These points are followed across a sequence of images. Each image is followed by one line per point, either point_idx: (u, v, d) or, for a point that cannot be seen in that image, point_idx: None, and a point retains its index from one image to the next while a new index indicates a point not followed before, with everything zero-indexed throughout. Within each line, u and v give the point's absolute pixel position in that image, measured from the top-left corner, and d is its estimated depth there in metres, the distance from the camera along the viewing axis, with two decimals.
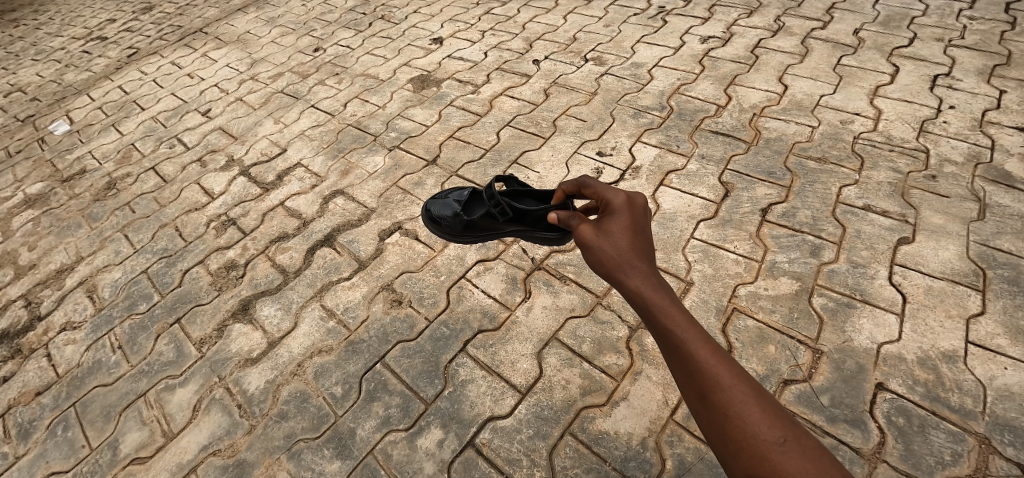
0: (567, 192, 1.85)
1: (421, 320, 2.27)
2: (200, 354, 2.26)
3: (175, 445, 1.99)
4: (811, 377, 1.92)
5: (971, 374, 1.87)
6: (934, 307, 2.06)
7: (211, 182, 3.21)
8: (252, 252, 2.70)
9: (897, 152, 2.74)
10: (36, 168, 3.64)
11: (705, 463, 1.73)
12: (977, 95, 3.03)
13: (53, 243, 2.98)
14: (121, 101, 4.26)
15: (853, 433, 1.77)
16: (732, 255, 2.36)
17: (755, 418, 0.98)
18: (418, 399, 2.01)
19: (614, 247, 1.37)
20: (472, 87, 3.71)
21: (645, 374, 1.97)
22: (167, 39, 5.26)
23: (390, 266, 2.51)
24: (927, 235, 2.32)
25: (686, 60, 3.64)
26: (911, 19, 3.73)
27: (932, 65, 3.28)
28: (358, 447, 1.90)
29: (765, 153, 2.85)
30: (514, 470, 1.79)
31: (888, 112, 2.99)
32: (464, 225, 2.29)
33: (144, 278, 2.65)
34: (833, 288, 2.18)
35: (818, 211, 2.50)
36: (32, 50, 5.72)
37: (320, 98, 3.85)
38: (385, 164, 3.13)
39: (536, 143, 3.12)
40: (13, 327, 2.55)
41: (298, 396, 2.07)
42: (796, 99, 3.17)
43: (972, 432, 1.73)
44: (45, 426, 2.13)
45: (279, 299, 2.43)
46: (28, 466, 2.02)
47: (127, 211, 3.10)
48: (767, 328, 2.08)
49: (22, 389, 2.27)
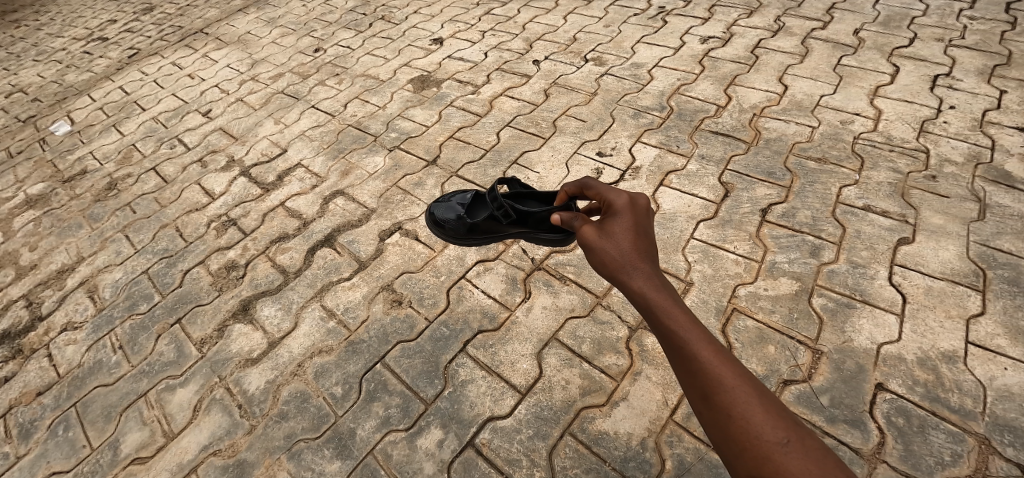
0: (569, 193, 1.85)
1: (421, 321, 2.27)
2: (200, 354, 2.27)
3: (175, 445, 1.99)
4: (810, 377, 1.92)
5: (971, 375, 1.87)
6: (934, 307, 2.07)
7: (211, 183, 3.21)
8: (252, 252, 2.71)
9: (897, 152, 2.74)
10: (37, 168, 3.65)
11: (704, 464, 1.73)
12: (977, 95, 3.03)
13: (54, 243, 2.98)
14: (122, 102, 4.27)
15: (853, 434, 1.77)
16: (731, 255, 2.37)
17: (758, 418, 0.98)
18: (418, 399, 2.01)
19: (616, 249, 1.37)
20: (472, 87, 3.71)
21: (645, 375, 1.97)
22: (168, 40, 5.27)
23: (390, 266, 2.51)
24: (927, 235, 2.32)
25: (686, 60, 3.64)
26: (912, 19, 3.73)
27: (933, 65, 3.28)
28: (358, 447, 1.91)
29: (765, 153, 2.85)
30: (514, 470, 1.79)
31: (888, 112, 2.99)
32: (467, 228, 2.29)
33: (144, 278, 2.66)
34: (833, 288, 2.18)
35: (818, 211, 2.50)
36: (33, 51, 5.73)
37: (320, 98, 3.86)
38: (385, 164, 3.13)
39: (536, 143, 3.13)
40: (14, 327, 2.55)
41: (299, 396, 2.08)
42: (796, 99, 3.17)
43: (972, 432, 1.73)
44: (46, 426, 2.13)
45: (279, 299, 2.44)
46: (29, 466, 2.02)
47: (128, 211, 3.10)
48: (767, 328, 2.08)
49: (23, 389, 2.28)
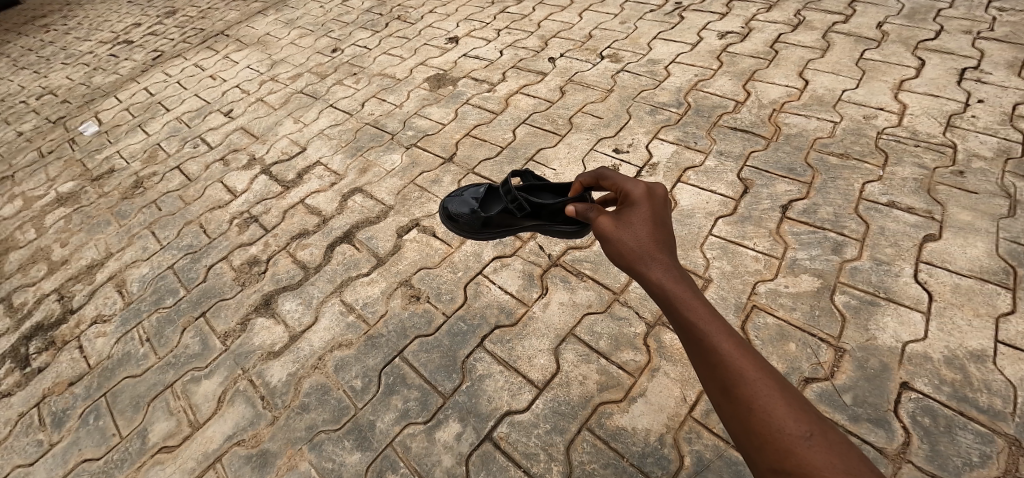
0: (584, 184, 1.83)
1: (438, 315, 2.29)
2: (223, 347, 2.32)
3: (200, 435, 2.05)
4: (832, 376, 1.89)
5: (1001, 375, 1.82)
6: (961, 306, 2.02)
7: (233, 181, 3.27)
8: (273, 248, 2.75)
9: (922, 148, 2.68)
10: (67, 168, 3.75)
11: (724, 461, 1.72)
12: (1007, 89, 2.94)
13: (83, 240, 3.07)
14: (148, 103, 4.38)
15: (877, 433, 1.73)
16: (751, 252, 2.34)
17: (780, 411, 0.97)
18: (435, 393, 2.03)
19: (635, 239, 1.36)
20: (487, 85, 3.72)
21: (663, 371, 1.96)
22: (189, 42, 5.40)
23: (407, 263, 2.53)
24: (954, 232, 2.27)
25: (703, 56, 3.60)
26: (937, 12, 3.64)
27: (959, 58, 3.20)
28: (377, 440, 1.93)
29: (785, 149, 2.81)
30: (531, 465, 1.80)
31: (913, 107, 2.92)
32: (482, 223, 2.30)
33: (169, 274, 2.73)
34: (856, 286, 2.14)
35: (840, 208, 2.45)
36: (62, 54, 5.90)
37: (338, 97, 3.91)
38: (402, 162, 3.16)
39: (552, 140, 3.13)
40: (47, 320, 2.64)
41: (319, 388, 2.11)
42: (817, 94, 3.12)
43: (1002, 434, 1.69)
44: (77, 415, 2.20)
45: (300, 294, 2.48)
46: (62, 453, 2.09)
47: (153, 209, 3.18)
48: (788, 325, 2.05)
49: (56, 379, 2.36)
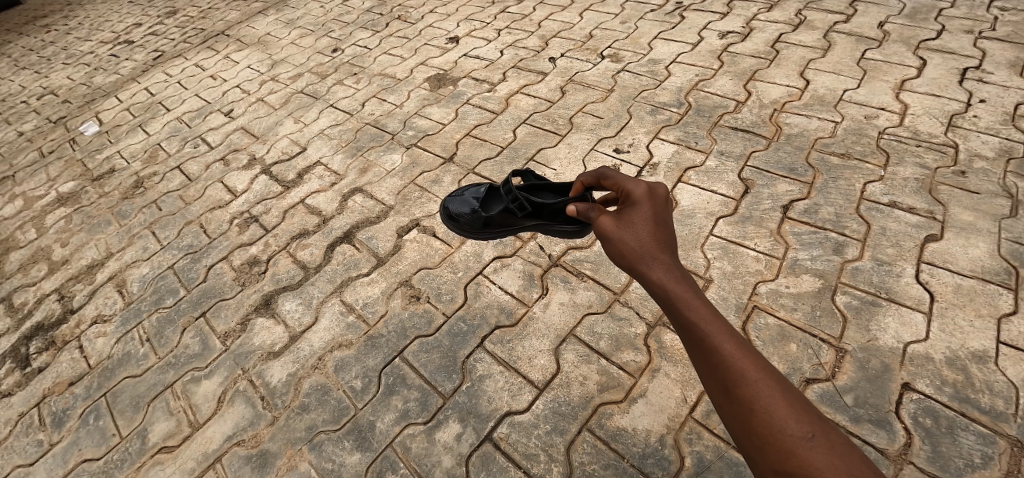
0: (584, 183, 1.83)
1: (438, 316, 2.28)
2: (223, 347, 2.32)
3: (200, 435, 2.04)
4: (833, 376, 1.89)
5: (1003, 376, 1.81)
6: (963, 306, 2.01)
7: (233, 181, 3.27)
8: (273, 248, 2.75)
9: (924, 147, 2.67)
10: (67, 168, 3.75)
11: (724, 462, 1.71)
12: (1008, 89, 2.93)
13: (84, 240, 3.07)
14: (148, 102, 4.38)
15: (878, 434, 1.73)
16: (752, 253, 2.33)
17: (781, 412, 0.97)
18: (435, 393, 2.02)
19: (636, 239, 1.36)
20: (488, 85, 3.72)
21: (663, 371, 1.96)
22: (190, 42, 5.40)
23: (407, 263, 2.53)
24: (955, 233, 2.26)
25: (704, 56, 3.59)
26: (938, 11, 3.63)
27: (961, 58, 3.19)
28: (377, 440, 1.93)
29: (786, 149, 2.80)
30: (531, 465, 1.79)
31: (915, 107, 2.91)
32: (482, 222, 2.30)
33: (169, 274, 2.72)
34: (857, 287, 2.14)
35: (841, 208, 2.45)
36: (63, 54, 5.90)
37: (338, 97, 3.91)
38: (402, 162, 3.16)
39: (552, 140, 3.12)
40: (47, 320, 2.64)
41: (319, 389, 2.11)
42: (818, 94, 3.11)
43: (1004, 435, 1.69)
44: (77, 415, 2.20)
45: (300, 294, 2.48)
46: (62, 453, 2.09)
47: (153, 209, 3.18)
48: (789, 326, 2.05)
49: (56, 379, 2.36)
